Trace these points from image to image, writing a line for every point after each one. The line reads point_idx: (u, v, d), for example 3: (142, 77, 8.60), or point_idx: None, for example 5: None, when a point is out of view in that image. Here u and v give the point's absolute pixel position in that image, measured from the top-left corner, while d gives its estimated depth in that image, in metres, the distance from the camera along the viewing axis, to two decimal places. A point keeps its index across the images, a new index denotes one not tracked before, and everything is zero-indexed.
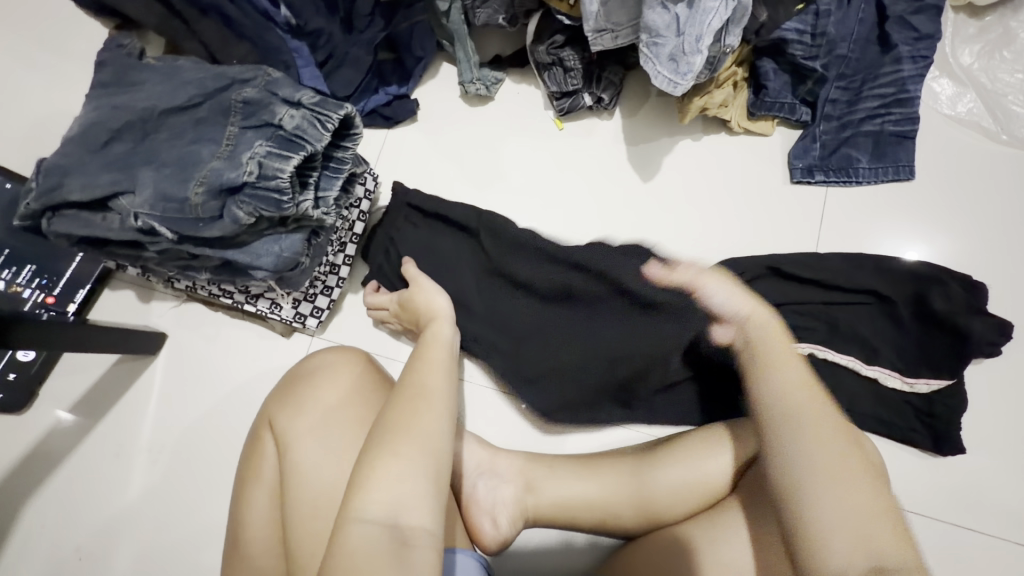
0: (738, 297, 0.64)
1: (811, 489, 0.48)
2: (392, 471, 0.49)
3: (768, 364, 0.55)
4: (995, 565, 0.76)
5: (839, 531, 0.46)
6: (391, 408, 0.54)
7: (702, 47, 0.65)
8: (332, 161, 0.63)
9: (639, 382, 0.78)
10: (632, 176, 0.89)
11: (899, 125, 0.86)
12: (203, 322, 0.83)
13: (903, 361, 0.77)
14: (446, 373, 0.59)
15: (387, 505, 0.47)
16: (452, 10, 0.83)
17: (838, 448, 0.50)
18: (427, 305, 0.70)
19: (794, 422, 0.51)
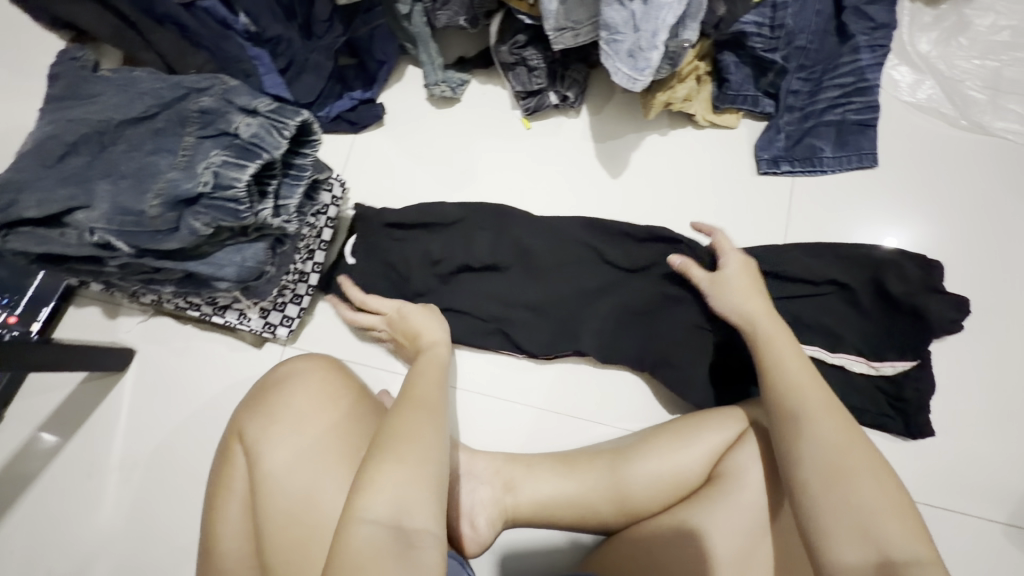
0: (744, 297, 0.69)
1: (817, 482, 0.54)
2: (390, 476, 0.50)
3: (779, 363, 0.63)
4: (955, 535, 0.80)
5: (842, 521, 0.52)
6: (393, 415, 0.56)
7: (657, 42, 0.65)
8: (292, 168, 0.62)
9: (655, 356, 0.78)
10: (601, 172, 0.90)
11: (861, 114, 0.88)
12: (172, 336, 0.81)
13: (867, 345, 0.78)
14: (440, 383, 0.62)
15: (389, 507, 0.49)
16: (413, 12, 0.82)
17: (843, 438, 0.56)
18: (431, 322, 0.71)
19: (806, 417, 0.58)
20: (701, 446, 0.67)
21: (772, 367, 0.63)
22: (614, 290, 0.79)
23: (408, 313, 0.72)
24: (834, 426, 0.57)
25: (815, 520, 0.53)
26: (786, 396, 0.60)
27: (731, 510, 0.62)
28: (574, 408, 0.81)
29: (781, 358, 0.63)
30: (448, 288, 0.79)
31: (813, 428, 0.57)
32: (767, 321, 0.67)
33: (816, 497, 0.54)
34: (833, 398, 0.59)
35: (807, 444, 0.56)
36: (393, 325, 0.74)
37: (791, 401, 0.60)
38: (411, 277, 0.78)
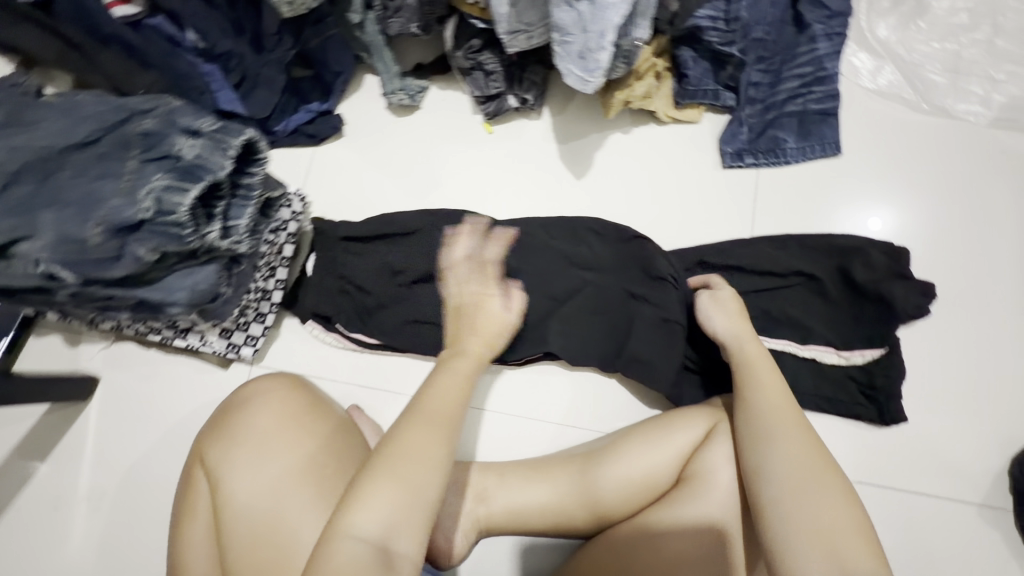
0: (730, 318, 0.70)
1: (783, 498, 0.56)
2: (381, 492, 0.50)
3: (755, 379, 0.65)
4: (930, 517, 0.81)
5: (809, 534, 0.54)
6: (398, 425, 0.54)
7: (605, 43, 0.64)
8: (240, 188, 0.61)
9: (625, 352, 0.77)
10: (565, 173, 0.89)
11: (821, 103, 0.88)
12: (135, 361, 0.80)
13: (836, 334, 0.78)
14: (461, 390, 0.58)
15: (375, 527, 0.48)
16: (366, 21, 0.81)
17: (809, 458, 0.58)
18: (501, 328, 0.64)
19: (773, 434, 0.60)
20: (669, 448, 0.67)
21: (747, 385, 0.65)
22: (584, 291, 0.78)
23: (484, 311, 0.64)
24: (803, 446, 0.59)
25: (780, 533, 0.55)
26: (754, 415, 0.62)
27: (699, 514, 0.62)
28: (548, 412, 0.81)
29: (757, 375, 0.65)
30: (410, 298, 0.75)
31: (784, 445, 0.59)
32: (749, 342, 0.68)
33: (782, 509, 0.56)
34: (801, 418, 0.62)
35: (772, 461, 0.58)
36: (456, 310, 0.65)
37: (763, 417, 0.62)
38: (369, 291, 0.76)
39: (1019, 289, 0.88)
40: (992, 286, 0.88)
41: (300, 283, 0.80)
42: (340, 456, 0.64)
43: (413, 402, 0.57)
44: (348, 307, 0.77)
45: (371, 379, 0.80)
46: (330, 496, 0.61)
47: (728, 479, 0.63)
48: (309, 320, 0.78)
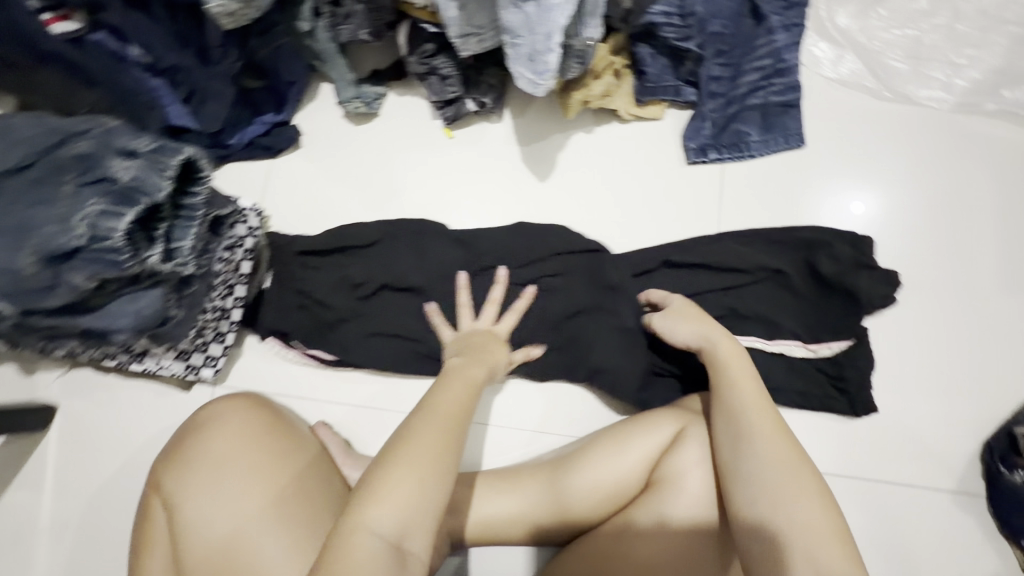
0: (690, 324, 0.69)
1: (762, 495, 0.56)
2: (402, 484, 0.48)
3: (728, 379, 0.64)
4: (903, 504, 0.81)
5: (785, 529, 0.53)
6: (417, 416, 0.53)
7: (553, 45, 0.63)
8: (183, 209, 0.59)
9: (585, 358, 0.77)
10: (528, 176, 0.88)
11: (782, 95, 0.88)
12: (94, 387, 0.78)
13: (807, 329, 0.78)
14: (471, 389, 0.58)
15: (396, 523, 0.46)
16: (316, 29, 0.79)
17: (782, 458, 0.57)
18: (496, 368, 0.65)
19: (751, 430, 0.59)
20: (635, 454, 0.66)
21: (723, 383, 0.64)
22: (549, 296, 0.77)
23: (490, 349, 0.67)
24: (777, 445, 0.58)
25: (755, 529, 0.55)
26: (733, 412, 0.62)
27: (669, 517, 0.61)
28: (521, 419, 0.80)
29: (734, 371, 0.64)
30: (369, 311, 0.76)
31: (759, 445, 0.58)
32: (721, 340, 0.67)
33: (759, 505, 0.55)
34: (777, 414, 0.61)
35: (750, 456, 0.58)
36: (466, 335, 0.69)
37: (740, 412, 0.61)
38: (330, 303, 0.74)
39: (988, 273, 0.88)
40: (960, 271, 0.88)
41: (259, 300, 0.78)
42: (301, 475, 0.63)
43: (421, 398, 0.56)
44: (308, 323, 0.75)
45: (337, 394, 0.79)
46: (290, 520, 0.60)
47: (697, 480, 0.62)
48: (270, 336, 0.77)
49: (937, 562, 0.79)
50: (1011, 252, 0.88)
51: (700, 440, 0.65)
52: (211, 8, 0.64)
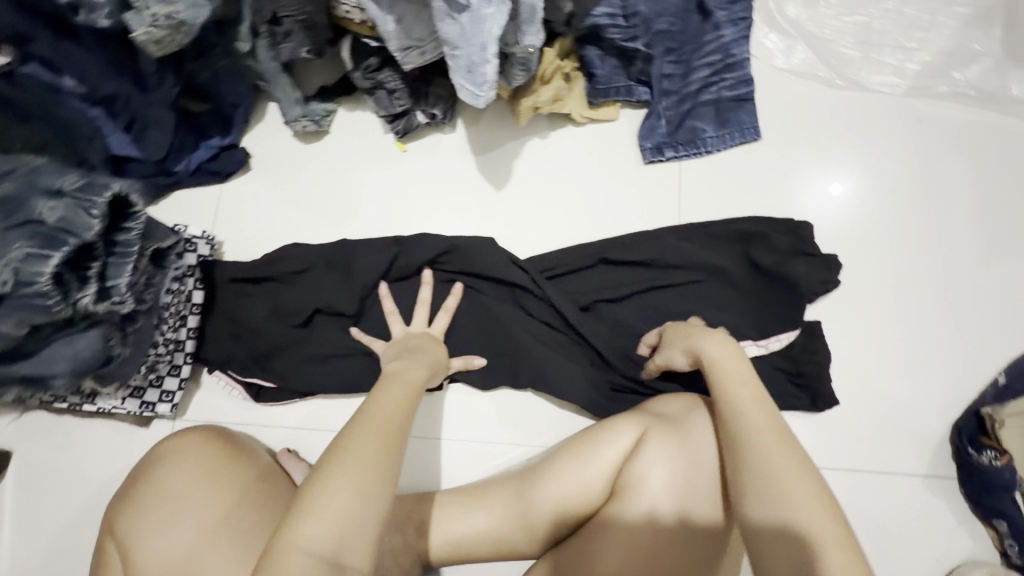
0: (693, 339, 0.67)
1: (771, 506, 0.51)
2: (333, 495, 0.47)
3: (724, 380, 0.61)
4: (875, 492, 0.81)
5: (784, 540, 0.49)
6: (353, 431, 0.52)
7: (488, 56, 0.62)
8: (117, 246, 0.58)
9: (526, 366, 0.78)
10: (484, 186, 0.87)
11: (734, 89, 0.87)
12: (49, 429, 0.76)
13: (753, 324, 0.79)
14: (408, 405, 0.57)
15: (328, 541, 0.45)
16: (256, 48, 0.77)
17: (786, 458, 0.53)
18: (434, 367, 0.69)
19: (746, 436, 0.56)
20: (601, 463, 0.65)
21: (718, 388, 0.61)
22: (482, 306, 0.79)
23: (430, 353, 0.71)
24: (776, 444, 0.54)
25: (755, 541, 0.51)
26: (729, 417, 0.58)
27: (643, 525, 0.60)
28: (487, 433, 0.80)
29: (730, 375, 0.61)
30: (309, 336, 0.77)
31: (757, 443, 0.55)
32: (720, 345, 0.65)
33: (756, 515, 0.52)
34: (779, 421, 0.57)
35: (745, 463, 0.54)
36: (406, 338, 0.73)
37: (733, 416, 0.58)
38: (261, 332, 0.76)
39: (949, 257, 0.88)
40: (922, 256, 0.88)
41: (205, 326, 0.77)
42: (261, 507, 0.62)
43: (355, 410, 0.55)
44: (239, 352, 0.77)
45: (302, 420, 0.79)
46: (247, 555, 0.58)
47: (663, 484, 0.61)
48: (216, 370, 0.78)
49: (910, 547, 0.80)
50: (970, 234, 0.89)
51: (665, 444, 0.64)
52: (137, 36, 0.63)
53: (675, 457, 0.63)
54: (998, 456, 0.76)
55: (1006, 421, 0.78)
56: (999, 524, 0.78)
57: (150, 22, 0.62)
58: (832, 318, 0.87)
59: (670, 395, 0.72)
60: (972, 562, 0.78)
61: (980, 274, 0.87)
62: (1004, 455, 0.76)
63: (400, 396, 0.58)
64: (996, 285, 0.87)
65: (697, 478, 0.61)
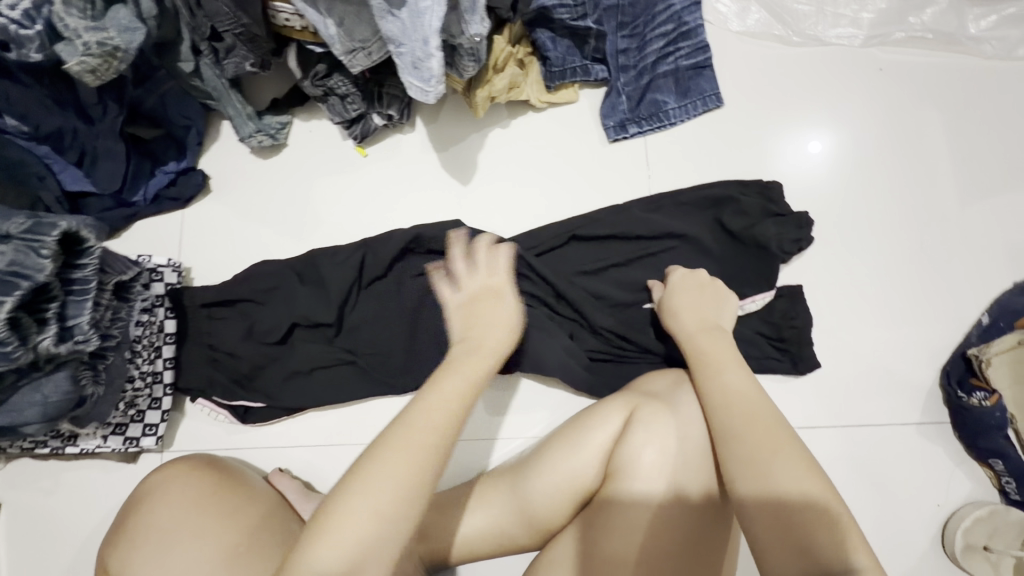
0: (687, 305, 0.71)
1: (752, 474, 0.52)
2: (351, 523, 0.45)
3: (709, 360, 0.63)
4: (869, 446, 0.82)
5: (768, 521, 0.49)
6: (377, 440, 0.48)
7: (432, 50, 0.60)
8: (74, 284, 0.56)
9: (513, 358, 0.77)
10: (450, 181, 0.86)
11: (691, 57, 0.87)
12: (37, 476, 0.76)
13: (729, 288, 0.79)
14: (451, 407, 0.50)
15: (340, 563, 0.44)
16: (200, 67, 0.75)
17: (767, 428, 0.54)
18: (509, 328, 0.58)
19: (728, 424, 0.56)
20: (589, 449, 0.65)
21: (704, 381, 0.62)
22: None
23: (500, 311, 0.59)
24: (758, 418, 0.56)
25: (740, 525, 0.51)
26: (717, 394, 0.60)
27: (636, 510, 0.59)
28: (479, 429, 0.80)
29: (716, 364, 0.63)
30: (288, 353, 0.76)
31: (733, 415, 0.57)
32: (713, 338, 0.66)
33: (742, 498, 0.51)
34: (768, 409, 0.57)
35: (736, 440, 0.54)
36: (471, 297, 0.60)
37: (716, 405, 0.59)
38: (239, 354, 0.75)
39: (922, 203, 0.88)
40: (894, 205, 0.88)
41: (182, 355, 0.75)
42: (257, 535, 0.61)
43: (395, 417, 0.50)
44: (221, 376, 0.76)
45: (292, 438, 0.79)
46: None
47: (652, 463, 0.61)
48: (199, 398, 0.76)
49: (907, 497, 0.80)
50: (940, 178, 0.88)
51: (651, 422, 0.63)
52: (71, 67, 0.61)
53: (662, 433, 0.62)
54: (988, 396, 0.77)
55: (991, 359, 0.78)
56: (995, 463, 0.78)
57: (82, 50, 0.60)
58: (812, 277, 0.86)
59: (652, 373, 0.72)
60: (972, 503, 0.79)
61: (955, 218, 0.87)
62: (993, 395, 0.77)
63: (456, 397, 0.51)
64: (971, 226, 0.87)
65: (689, 457, 0.61)
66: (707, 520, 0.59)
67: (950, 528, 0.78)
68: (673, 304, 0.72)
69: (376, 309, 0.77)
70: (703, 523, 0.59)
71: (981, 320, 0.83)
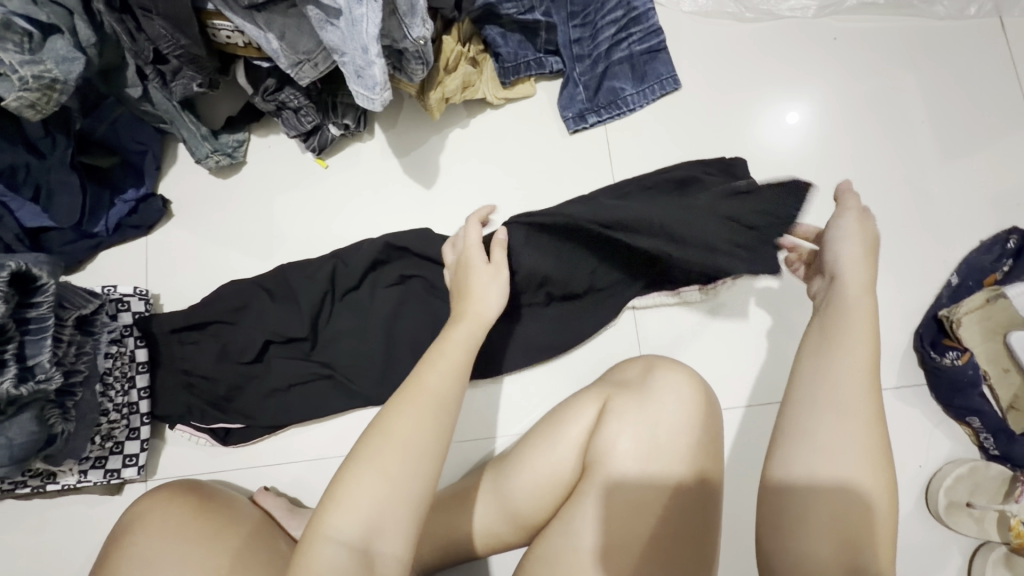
0: (858, 256, 0.57)
1: (821, 459, 0.47)
2: (367, 488, 0.46)
3: (855, 313, 0.52)
4: None
5: (818, 523, 0.46)
6: (388, 410, 0.50)
7: (372, 58, 0.60)
8: (30, 323, 0.56)
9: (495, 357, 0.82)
10: (413, 185, 0.86)
11: (645, 42, 0.87)
12: (23, 515, 0.76)
13: None
14: (457, 378, 0.53)
15: (357, 531, 0.45)
16: (149, 91, 0.74)
17: (861, 403, 0.48)
18: (479, 288, 0.60)
19: (812, 405, 0.49)
20: (567, 443, 0.66)
21: (833, 334, 0.52)
22: (432, 306, 0.77)
23: (473, 269, 0.63)
24: (859, 390, 0.48)
25: (777, 514, 0.48)
26: (831, 347, 0.51)
27: (610, 496, 0.60)
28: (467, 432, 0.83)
29: (849, 321, 0.52)
30: (266, 370, 0.76)
31: (835, 382, 0.49)
32: (856, 269, 0.56)
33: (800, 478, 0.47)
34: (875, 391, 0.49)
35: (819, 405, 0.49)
36: (456, 269, 0.65)
37: (807, 376, 0.51)
38: (214, 378, 0.75)
39: (886, 169, 0.88)
40: (858, 174, 0.88)
41: (156, 382, 0.75)
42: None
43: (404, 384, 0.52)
44: (197, 401, 0.76)
45: (274, 456, 0.79)
46: None
47: (627, 452, 0.61)
48: (178, 424, 0.76)
49: None
50: (901, 142, 0.89)
51: (625, 412, 0.64)
52: (10, 103, 0.59)
53: (637, 421, 0.63)
54: (960, 354, 0.79)
55: (963, 319, 0.81)
56: (972, 421, 0.79)
57: (19, 86, 0.59)
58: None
59: (630, 362, 0.71)
60: (953, 462, 0.80)
61: (918, 180, 0.88)
62: (964, 353, 0.79)
63: (457, 370, 0.53)
64: (935, 187, 0.87)
65: (664, 444, 0.61)
66: (699, 504, 0.59)
67: (933, 488, 0.79)
68: (834, 236, 0.59)
69: (349, 322, 0.76)
70: (686, 509, 0.58)
71: (951, 281, 0.84)
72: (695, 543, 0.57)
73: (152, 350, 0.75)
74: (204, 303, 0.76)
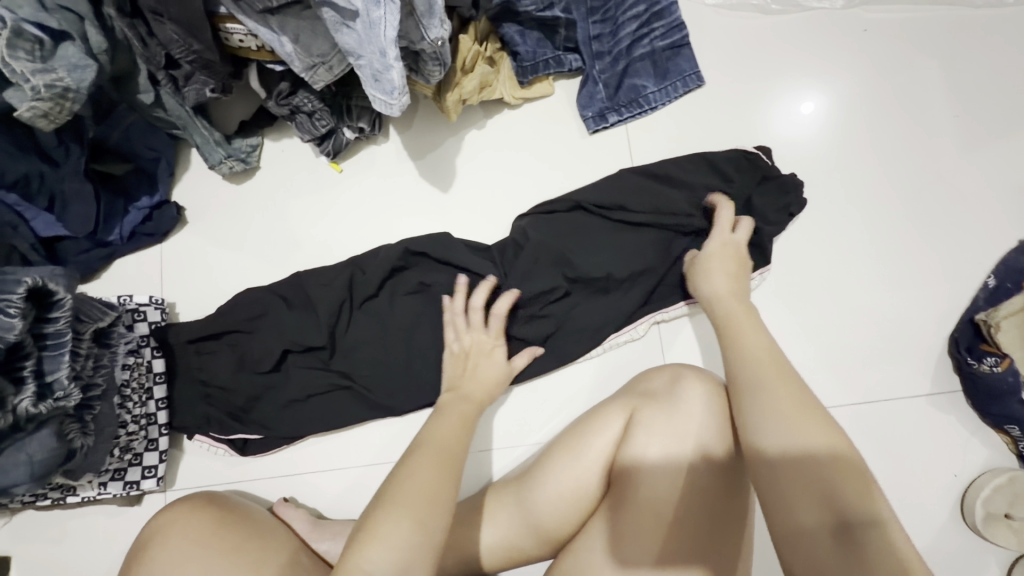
0: (727, 279, 0.69)
1: (780, 434, 0.50)
2: (398, 525, 0.47)
3: (742, 325, 0.63)
4: (878, 424, 0.80)
5: (794, 483, 0.48)
6: (404, 457, 0.54)
7: (390, 62, 0.58)
8: (47, 338, 0.55)
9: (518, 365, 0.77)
10: (429, 189, 0.84)
11: (667, 37, 0.84)
12: (44, 526, 0.76)
13: None
14: (469, 431, 0.59)
15: (393, 564, 0.45)
16: (161, 96, 0.73)
17: (780, 379, 0.55)
18: (503, 374, 0.70)
19: (753, 388, 0.55)
20: (591, 456, 0.65)
21: (728, 339, 0.62)
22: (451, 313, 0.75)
23: (490, 356, 0.71)
24: (775, 371, 0.56)
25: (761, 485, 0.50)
26: (731, 344, 0.61)
27: (636, 505, 0.58)
28: (491, 443, 0.79)
29: (742, 326, 0.63)
30: (284, 379, 0.75)
31: (755, 372, 0.56)
32: (725, 284, 0.69)
33: (771, 449, 0.50)
34: (781, 364, 0.57)
35: (748, 385, 0.56)
36: (468, 352, 0.70)
37: (742, 367, 0.57)
38: (231, 388, 0.74)
39: (920, 166, 0.85)
40: (891, 171, 0.85)
41: (175, 393, 0.75)
42: None
43: (414, 439, 0.57)
44: (216, 411, 0.75)
45: (294, 466, 0.78)
46: None
47: (658, 467, 0.59)
48: (196, 435, 0.76)
49: (921, 470, 0.79)
50: (936, 138, 0.85)
51: (653, 425, 0.62)
52: (22, 113, 0.58)
53: (666, 435, 0.61)
54: (999, 361, 0.75)
55: (1001, 323, 0.76)
56: (1010, 429, 0.76)
57: (31, 96, 0.57)
58: (810, 253, 0.84)
59: (656, 371, 0.69)
60: (989, 472, 0.77)
61: (952, 177, 0.84)
62: (1004, 359, 0.75)
63: (460, 422, 0.61)
64: (972, 185, 0.84)
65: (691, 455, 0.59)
66: (727, 511, 0.57)
67: (969, 498, 0.77)
68: (704, 271, 0.71)
69: (367, 330, 0.75)
70: (699, 506, 0.57)
71: (988, 283, 0.81)
72: (723, 552, 0.56)
73: (170, 362, 0.75)
74: (221, 311, 0.76)
